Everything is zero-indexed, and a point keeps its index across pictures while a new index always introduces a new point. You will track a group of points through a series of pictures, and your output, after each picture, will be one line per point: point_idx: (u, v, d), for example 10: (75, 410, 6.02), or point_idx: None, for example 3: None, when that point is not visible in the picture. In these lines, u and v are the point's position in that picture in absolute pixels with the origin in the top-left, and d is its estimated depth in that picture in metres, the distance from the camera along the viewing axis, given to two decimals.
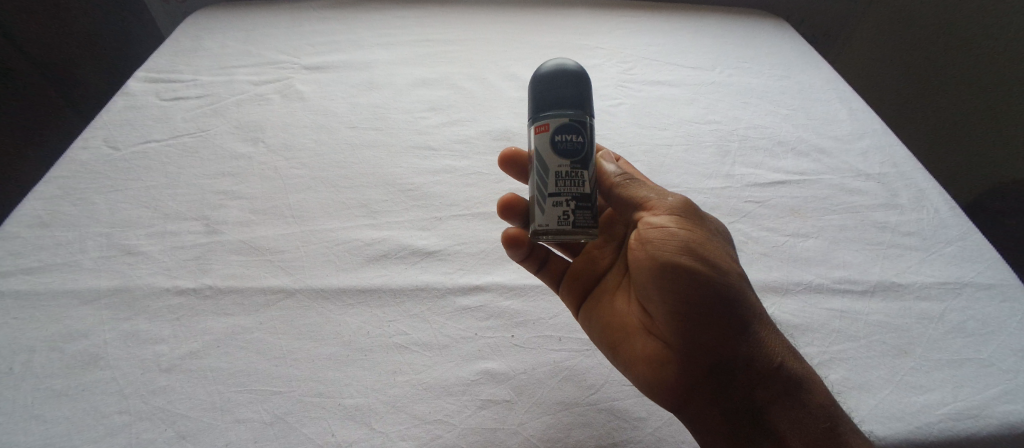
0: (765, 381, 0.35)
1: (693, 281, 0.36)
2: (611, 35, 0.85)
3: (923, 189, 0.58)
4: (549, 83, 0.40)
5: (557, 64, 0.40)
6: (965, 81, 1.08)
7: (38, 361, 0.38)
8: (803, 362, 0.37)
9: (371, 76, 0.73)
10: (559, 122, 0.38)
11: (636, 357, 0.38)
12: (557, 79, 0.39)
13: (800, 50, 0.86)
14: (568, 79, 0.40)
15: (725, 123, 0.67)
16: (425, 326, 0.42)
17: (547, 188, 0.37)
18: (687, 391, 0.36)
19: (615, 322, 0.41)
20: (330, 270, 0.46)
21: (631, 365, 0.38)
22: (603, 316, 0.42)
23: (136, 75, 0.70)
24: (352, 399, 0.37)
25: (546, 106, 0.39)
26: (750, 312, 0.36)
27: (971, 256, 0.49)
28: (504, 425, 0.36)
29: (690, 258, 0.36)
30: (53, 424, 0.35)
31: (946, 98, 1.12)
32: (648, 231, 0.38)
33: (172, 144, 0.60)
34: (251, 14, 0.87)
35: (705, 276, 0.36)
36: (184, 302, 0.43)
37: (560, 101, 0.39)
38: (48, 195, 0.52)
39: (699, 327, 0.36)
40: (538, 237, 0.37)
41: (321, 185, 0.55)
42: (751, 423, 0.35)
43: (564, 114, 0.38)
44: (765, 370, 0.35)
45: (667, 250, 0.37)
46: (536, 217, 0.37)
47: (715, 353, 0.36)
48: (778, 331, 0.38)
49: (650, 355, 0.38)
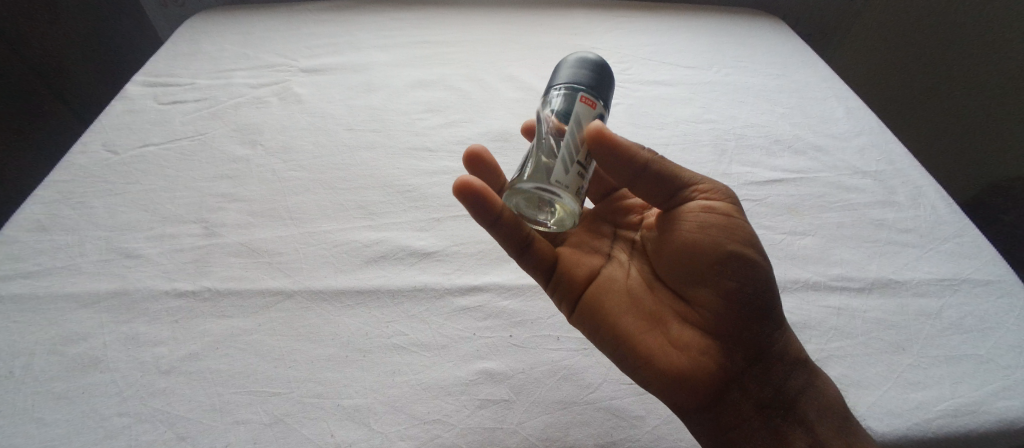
0: (792, 368, 0.36)
1: (748, 272, 0.36)
2: (607, 36, 0.85)
3: (920, 186, 0.58)
4: (603, 68, 0.41)
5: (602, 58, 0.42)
6: (976, 81, 1.07)
7: (38, 364, 0.38)
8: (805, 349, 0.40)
9: (368, 78, 0.73)
10: (603, 109, 0.39)
11: (672, 350, 0.37)
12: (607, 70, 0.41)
13: (798, 49, 0.86)
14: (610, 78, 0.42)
15: (722, 122, 0.67)
16: (424, 327, 0.42)
17: (580, 157, 0.37)
18: (724, 383, 0.36)
19: (637, 307, 0.39)
20: (329, 272, 0.46)
21: (668, 358, 0.36)
22: (627, 304, 0.39)
23: (135, 79, 0.70)
24: (352, 400, 0.37)
25: (599, 82, 0.40)
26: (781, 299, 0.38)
27: (968, 252, 0.50)
28: (503, 424, 0.36)
29: (754, 253, 0.37)
30: (53, 427, 0.35)
31: (955, 96, 1.11)
32: (700, 217, 0.37)
33: (171, 147, 0.60)
34: (249, 17, 0.87)
35: (764, 269, 0.36)
36: (183, 304, 0.43)
37: (608, 92, 0.41)
38: (48, 199, 0.52)
39: (751, 318, 0.36)
40: (547, 188, 0.35)
41: (320, 186, 0.55)
42: (780, 412, 0.36)
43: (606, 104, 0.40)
44: (792, 357, 0.37)
45: (735, 244, 0.36)
46: (558, 173, 0.36)
47: (757, 341, 0.36)
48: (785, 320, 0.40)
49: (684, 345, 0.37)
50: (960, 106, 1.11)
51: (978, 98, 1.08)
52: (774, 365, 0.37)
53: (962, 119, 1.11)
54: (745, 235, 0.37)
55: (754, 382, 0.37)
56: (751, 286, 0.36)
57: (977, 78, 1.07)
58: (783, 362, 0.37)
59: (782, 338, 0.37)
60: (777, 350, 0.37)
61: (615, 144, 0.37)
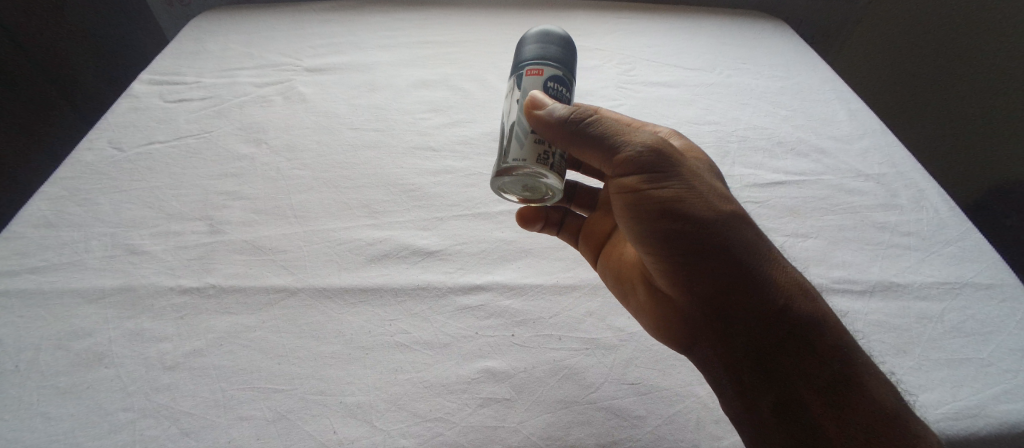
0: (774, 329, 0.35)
1: (678, 241, 0.37)
2: (609, 37, 0.85)
3: (923, 189, 0.58)
4: (544, 41, 0.43)
5: (541, 30, 0.44)
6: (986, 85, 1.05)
7: (44, 358, 0.39)
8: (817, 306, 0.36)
9: (372, 78, 0.73)
10: (552, 73, 0.41)
11: (642, 305, 0.42)
12: (550, 40, 0.43)
13: (800, 51, 0.86)
14: (558, 43, 0.43)
15: (724, 124, 0.67)
16: (425, 325, 0.42)
17: (529, 127, 0.38)
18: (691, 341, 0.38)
19: (631, 267, 0.45)
20: (333, 270, 0.46)
21: (639, 310, 0.42)
22: (617, 263, 0.46)
23: (141, 78, 0.71)
24: (354, 397, 0.37)
25: (538, 58, 0.42)
26: (746, 262, 0.36)
27: (971, 256, 0.50)
28: (504, 423, 0.36)
29: (675, 221, 0.36)
30: (58, 422, 0.35)
31: (965, 100, 1.10)
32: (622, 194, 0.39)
33: (176, 145, 0.60)
34: (253, 16, 0.87)
35: (692, 237, 0.36)
36: (187, 301, 0.43)
37: (554, 56, 0.42)
38: (54, 195, 0.52)
39: (695, 286, 0.37)
40: (512, 168, 0.37)
41: (325, 185, 0.56)
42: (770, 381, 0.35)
43: (556, 66, 0.42)
44: (772, 318, 0.35)
45: (653, 216, 0.37)
46: (515, 149, 0.38)
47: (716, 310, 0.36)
48: (790, 274, 0.37)
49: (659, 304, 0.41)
50: (970, 111, 1.09)
51: (977, 103, 1.08)
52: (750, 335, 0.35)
53: (971, 123, 1.10)
54: (664, 203, 0.36)
55: (735, 350, 0.36)
56: (686, 252, 0.36)
57: (987, 82, 1.05)
58: (760, 325, 0.35)
59: (752, 301, 0.36)
60: (749, 315, 0.35)
61: (536, 115, 0.37)
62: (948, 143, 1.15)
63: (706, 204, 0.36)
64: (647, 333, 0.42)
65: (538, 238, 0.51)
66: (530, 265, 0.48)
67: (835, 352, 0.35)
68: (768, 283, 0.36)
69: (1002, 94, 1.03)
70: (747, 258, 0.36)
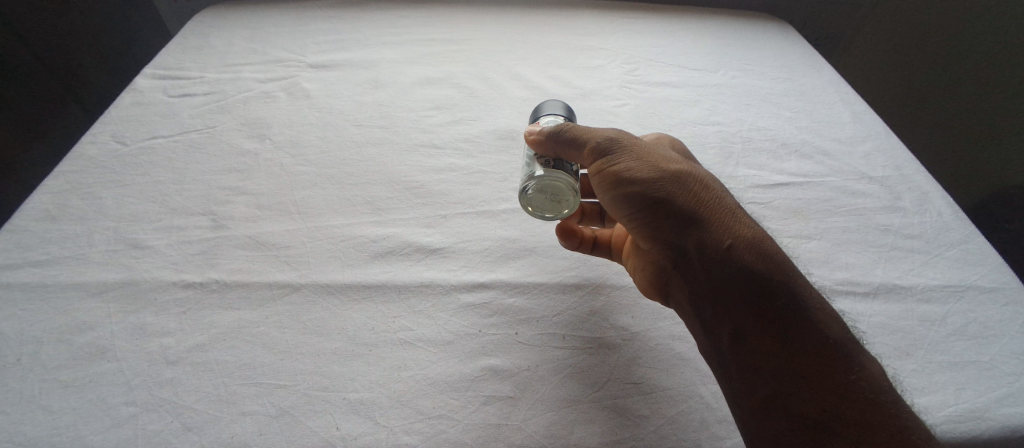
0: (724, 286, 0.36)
1: (635, 205, 0.39)
2: (614, 37, 0.85)
3: (926, 193, 0.58)
4: (541, 110, 0.50)
5: (541, 104, 0.51)
6: (985, 87, 1.06)
7: (46, 352, 0.38)
8: (772, 256, 0.36)
9: (376, 75, 0.73)
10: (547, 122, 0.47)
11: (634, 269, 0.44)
12: (546, 107, 0.50)
13: (804, 52, 0.86)
14: (554, 107, 0.50)
15: (728, 125, 0.67)
16: (430, 323, 0.42)
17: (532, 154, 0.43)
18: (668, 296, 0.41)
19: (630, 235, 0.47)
20: (336, 266, 0.46)
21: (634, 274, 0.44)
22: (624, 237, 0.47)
23: (144, 71, 0.70)
24: (357, 394, 0.37)
25: (536, 119, 0.49)
26: (691, 218, 0.38)
27: (973, 259, 0.50)
28: (508, 421, 0.36)
29: (624, 190, 0.39)
30: (60, 415, 0.35)
31: (969, 100, 1.09)
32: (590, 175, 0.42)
33: (179, 139, 0.60)
34: (257, 11, 0.87)
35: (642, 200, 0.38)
36: (191, 295, 0.43)
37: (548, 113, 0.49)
38: (57, 189, 0.52)
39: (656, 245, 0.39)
40: (524, 184, 0.41)
41: (328, 182, 0.55)
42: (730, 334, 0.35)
43: (554, 115, 0.48)
44: (723, 275, 0.36)
45: (609, 191, 0.40)
46: (527, 172, 0.42)
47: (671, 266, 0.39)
48: (744, 226, 0.37)
49: (641, 265, 0.43)
50: (971, 112, 1.10)
51: (981, 106, 1.08)
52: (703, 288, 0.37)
53: (976, 124, 1.10)
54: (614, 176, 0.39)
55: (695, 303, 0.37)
56: (642, 222, 0.39)
57: (990, 84, 1.05)
58: (712, 278, 0.36)
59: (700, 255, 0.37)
60: (703, 272, 0.37)
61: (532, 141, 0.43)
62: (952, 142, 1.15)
63: (655, 172, 0.38)
64: (649, 332, 0.42)
65: (541, 236, 0.51)
66: (533, 264, 0.48)
67: (793, 304, 0.34)
68: (718, 239, 0.37)
69: (1001, 96, 1.04)
70: (691, 214, 0.38)
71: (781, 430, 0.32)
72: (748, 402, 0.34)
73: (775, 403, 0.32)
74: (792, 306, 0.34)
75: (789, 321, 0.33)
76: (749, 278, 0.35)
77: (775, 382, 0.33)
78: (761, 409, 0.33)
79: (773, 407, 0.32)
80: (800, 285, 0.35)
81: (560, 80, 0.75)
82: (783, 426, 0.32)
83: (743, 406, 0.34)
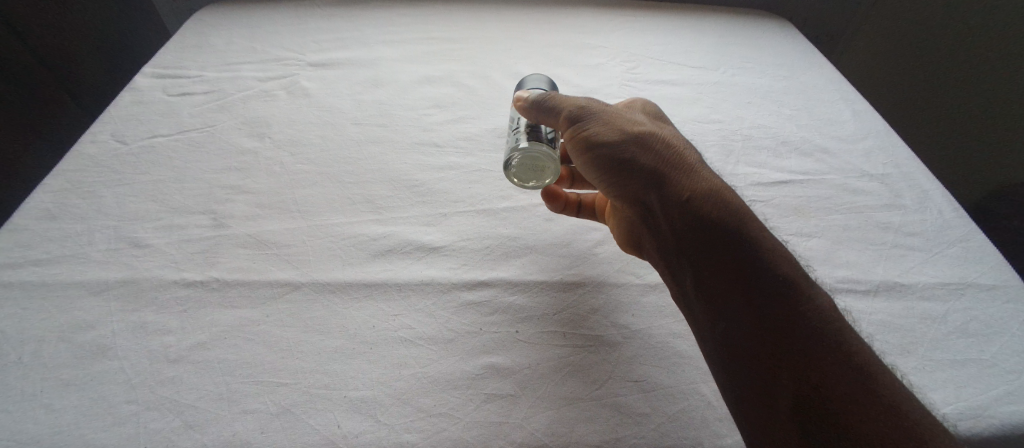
0: (695, 238, 0.38)
1: (605, 168, 0.42)
2: (614, 35, 0.85)
3: (927, 191, 0.58)
4: (524, 83, 0.52)
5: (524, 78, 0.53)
6: (988, 80, 1.05)
7: (47, 351, 0.38)
8: (728, 208, 0.39)
9: (376, 74, 0.73)
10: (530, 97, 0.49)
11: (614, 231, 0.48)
12: (529, 81, 0.52)
13: (804, 50, 0.86)
14: (536, 81, 0.52)
15: (729, 123, 0.67)
16: (430, 321, 0.42)
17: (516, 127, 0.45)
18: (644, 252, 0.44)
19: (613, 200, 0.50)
20: (336, 264, 0.46)
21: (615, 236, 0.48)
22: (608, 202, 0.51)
23: (144, 71, 0.70)
24: (358, 392, 0.37)
25: (519, 92, 0.51)
26: (654, 177, 0.41)
27: (974, 257, 0.50)
28: (509, 419, 0.36)
29: (595, 153, 0.42)
30: (62, 414, 0.35)
31: (967, 97, 1.10)
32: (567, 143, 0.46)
33: (179, 138, 0.60)
34: (257, 10, 0.87)
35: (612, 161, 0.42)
36: (191, 294, 0.43)
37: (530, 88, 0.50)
38: (57, 188, 0.52)
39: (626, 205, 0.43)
40: (508, 154, 0.43)
41: (328, 180, 0.55)
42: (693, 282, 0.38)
43: (537, 90, 0.50)
44: (682, 227, 0.39)
45: (582, 156, 0.44)
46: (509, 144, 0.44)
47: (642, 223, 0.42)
48: (704, 184, 0.41)
49: (620, 226, 0.47)
50: (969, 109, 1.10)
51: (979, 103, 1.08)
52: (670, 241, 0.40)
53: (973, 120, 1.10)
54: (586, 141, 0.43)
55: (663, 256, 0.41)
56: (612, 184, 0.43)
57: (988, 81, 1.05)
58: (676, 232, 0.39)
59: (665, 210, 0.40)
60: (667, 225, 0.40)
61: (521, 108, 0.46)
62: (950, 138, 1.16)
63: (621, 135, 0.42)
64: (650, 330, 0.42)
65: (541, 234, 0.51)
66: (533, 262, 0.48)
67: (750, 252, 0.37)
68: (688, 195, 0.40)
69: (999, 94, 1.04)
70: (654, 173, 0.41)
71: (740, 367, 0.34)
72: (711, 344, 0.36)
73: (737, 343, 0.35)
74: (750, 254, 0.37)
75: (744, 268, 0.36)
76: (705, 229, 0.38)
77: (734, 323, 0.35)
78: (724, 351, 0.35)
79: (734, 350, 0.35)
80: (758, 238, 0.38)
81: (560, 78, 0.74)
82: (743, 366, 0.34)
83: (708, 348, 0.36)
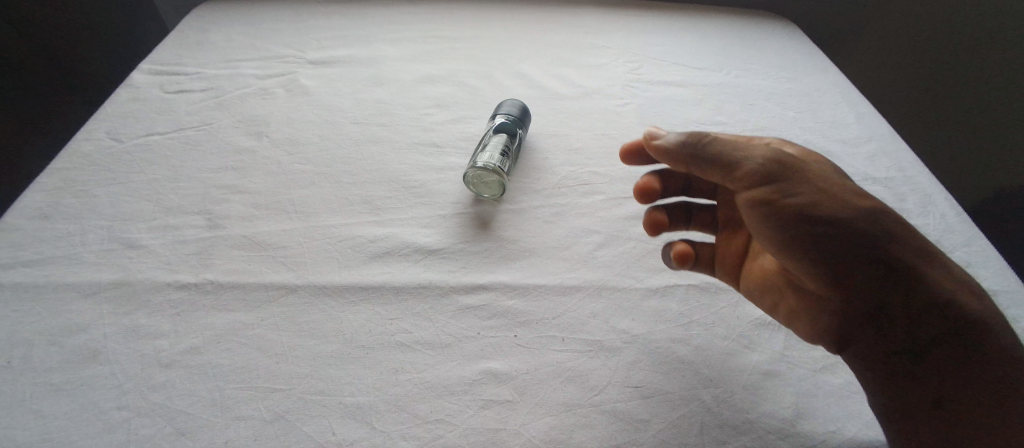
0: (906, 312, 0.33)
1: (784, 231, 0.36)
2: (618, 35, 0.84)
3: (931, 195, 0.57)
4: (501, 108, 0.62)
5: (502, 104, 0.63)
6: (995, 85, 1.06)
7: (38, 354, 0.38)
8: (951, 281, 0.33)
9: (376, 72, 0.72)
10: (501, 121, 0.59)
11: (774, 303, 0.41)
12: (505, 106, 0.62)
13: (808, 52, 0.85)
14: (510, 107, 0.61)
15: (731, 124, 0.67)
16: (428, 325, 0.41)
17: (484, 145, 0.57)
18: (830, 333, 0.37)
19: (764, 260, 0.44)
20: (333, 266, 0.45)
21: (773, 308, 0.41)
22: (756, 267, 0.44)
23: (141, 67, 0.69)
24: (353, 398, 0.37)
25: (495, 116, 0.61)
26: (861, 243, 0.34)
27: (978, 263, 0.49)
28: (506, 425, 0.36)
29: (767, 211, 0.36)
30: (52, 419, 0.34)
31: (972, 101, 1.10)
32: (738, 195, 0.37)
33: (175, 137, 0.59)
34: (256, 6, 0.86)
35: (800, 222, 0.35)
36: (185, 296, 0.42)
37: (504, 112, 0.60)
38: (50, 187, 0.51)
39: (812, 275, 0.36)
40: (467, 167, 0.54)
41: (326, 181, 0.55)
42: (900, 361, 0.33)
43: (506, 114, 0.60)
44: (896, 301, 0.33)
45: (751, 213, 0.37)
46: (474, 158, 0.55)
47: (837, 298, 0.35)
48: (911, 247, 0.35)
49: (794, 304, 0.39)
50: (974, 112, 1.11)
51: (983, 107, 1.09)
52: (875, 319, 0.34)
53: (977, 125, 1.11)
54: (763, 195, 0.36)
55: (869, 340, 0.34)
56: (789, 249, 0.36)
57: (996, 86, 1.06)
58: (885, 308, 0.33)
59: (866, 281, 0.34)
60: (871, 298, 0.34)
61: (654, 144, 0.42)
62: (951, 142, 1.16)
63: (805, 185, 0.36)
64: (651, 336, 0.42)
65: (541, 237, 0.50)
66: (533, 265, 0.47)
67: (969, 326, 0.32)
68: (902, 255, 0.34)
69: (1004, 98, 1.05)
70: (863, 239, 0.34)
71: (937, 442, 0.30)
72: (898, 416, 0.32)
73: (942, 415, 0.31)
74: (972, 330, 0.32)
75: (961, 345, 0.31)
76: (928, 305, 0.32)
77: (941, 402, 0.31)
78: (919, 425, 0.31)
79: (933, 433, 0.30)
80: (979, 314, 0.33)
81: (561, 78, 0.74)
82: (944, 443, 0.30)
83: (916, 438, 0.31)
